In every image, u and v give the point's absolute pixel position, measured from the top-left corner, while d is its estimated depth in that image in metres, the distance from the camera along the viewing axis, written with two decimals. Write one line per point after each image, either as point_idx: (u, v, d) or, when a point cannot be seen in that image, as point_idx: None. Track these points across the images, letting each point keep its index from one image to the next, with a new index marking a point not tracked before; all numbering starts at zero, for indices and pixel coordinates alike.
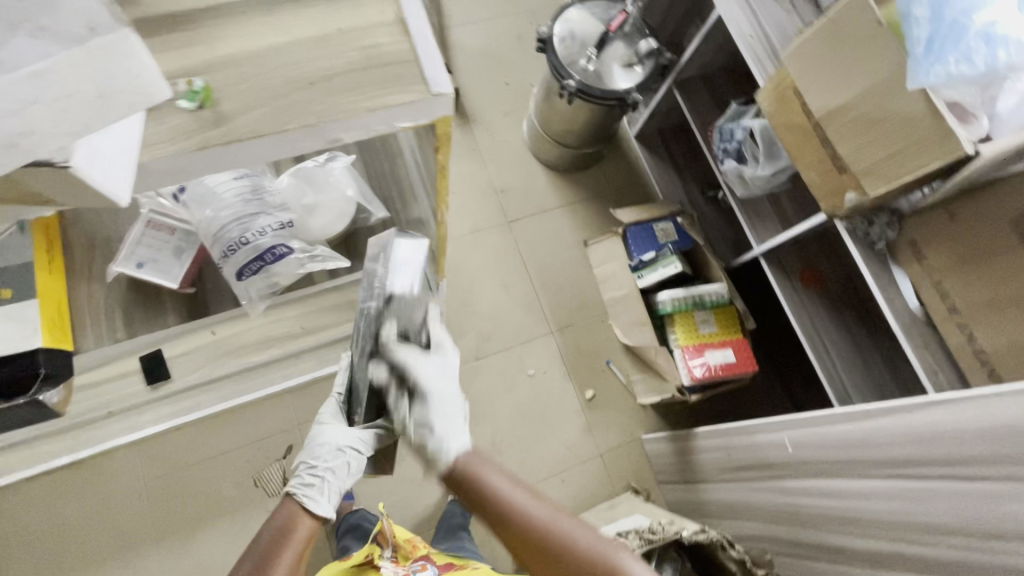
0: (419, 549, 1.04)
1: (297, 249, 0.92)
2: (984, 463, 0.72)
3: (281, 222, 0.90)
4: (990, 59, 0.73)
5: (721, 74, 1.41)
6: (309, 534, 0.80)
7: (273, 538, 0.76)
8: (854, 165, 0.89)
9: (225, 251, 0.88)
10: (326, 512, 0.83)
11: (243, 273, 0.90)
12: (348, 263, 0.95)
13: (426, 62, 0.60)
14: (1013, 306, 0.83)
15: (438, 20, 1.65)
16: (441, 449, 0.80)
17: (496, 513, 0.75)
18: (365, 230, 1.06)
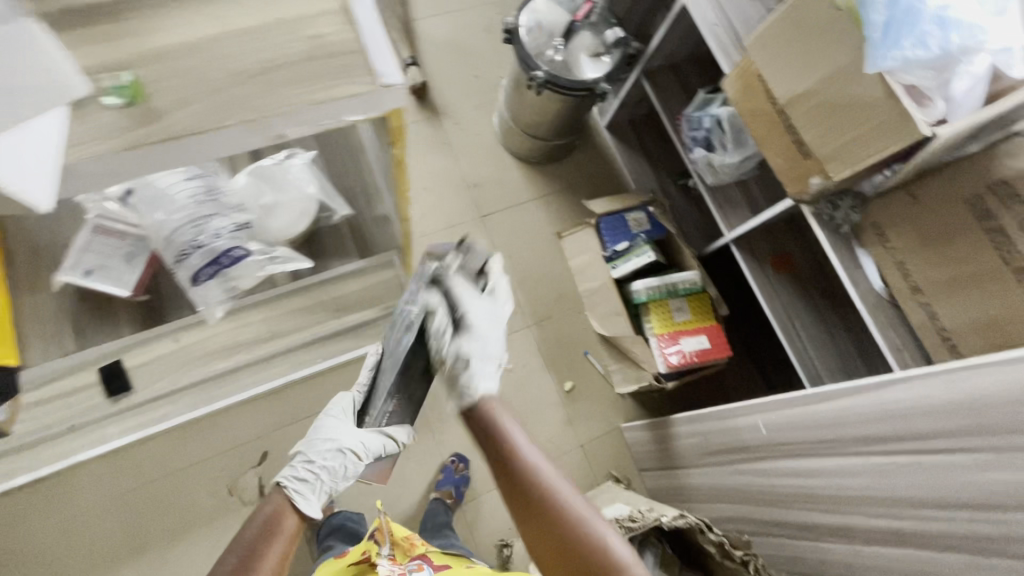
0: (417, 546, 1.00)
1: (256, 253, 0.86)
2: (950, 436, 0.74)
3: (237, 223, 0.84)
4: (944, 43, 0.76)
5: (688, 63, 1.41)
6: (295, 530, 0.78)
7: (261, 530, 0.75)
8: (819, 150, 0.90)
9: (176, 255, 0.82)
10: (314, 509, 0.82)
11: (198, 279, 0.82)
12: (310, 264, 0.92)
13: (374, 52, 0.58)
14: (970, 285, 0.85)
15: (402, 12, 1.62)
16: (470, 381, 0.76)
17: (506, 468, 0.70)
18: (329, 229, 1.07)
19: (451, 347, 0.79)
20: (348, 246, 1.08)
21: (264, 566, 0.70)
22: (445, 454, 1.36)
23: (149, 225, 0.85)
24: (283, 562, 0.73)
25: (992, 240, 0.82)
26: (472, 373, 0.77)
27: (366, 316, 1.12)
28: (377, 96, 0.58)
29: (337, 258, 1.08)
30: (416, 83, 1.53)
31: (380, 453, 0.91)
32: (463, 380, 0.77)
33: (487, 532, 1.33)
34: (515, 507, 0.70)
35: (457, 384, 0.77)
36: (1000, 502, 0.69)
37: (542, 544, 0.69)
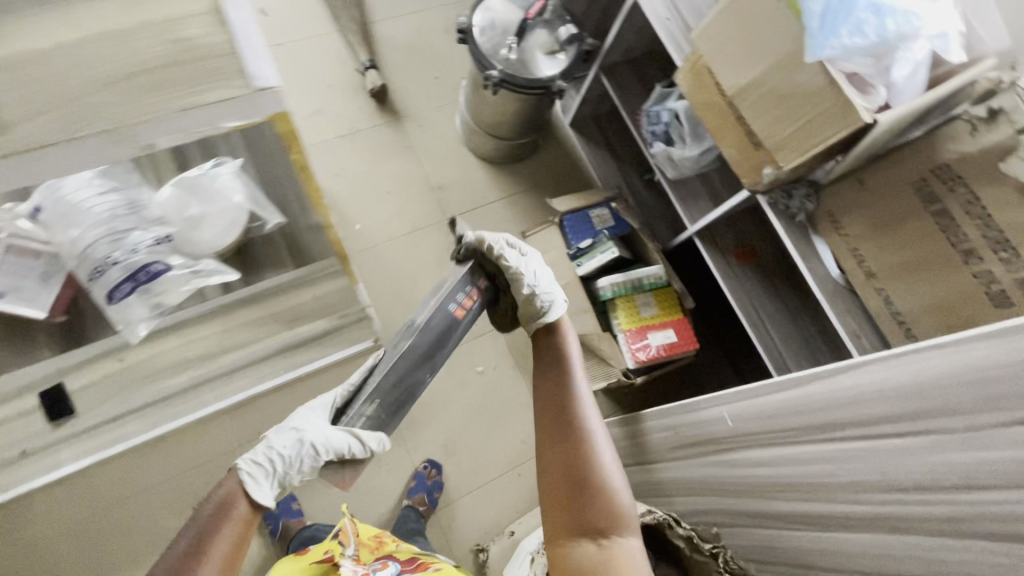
0: (386, 544, 1.01)
1: (177, 266, 0.81)
2: (905, 421, 0.75)
3: (158, 236, 0.78)
4: (879, 29, 0.77)
5: (647, 58, 1.42)
6: (249, 516, 0.73)
7: (211, 517, 0.70)
8: (767, 141, 0.90)
9: (91, 272, 0.77)
10: (263, 497, 0.73)
11: (113, 296, 0.78)
12: (237, 275, 0.89)
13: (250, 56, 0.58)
14: (921, 268, 0.86)
15: (360, 16, 1.60)
16: (551, 297, 0.86)
17: (559, 384, 0.79)
18: (261, 239, 0.98)
19: (524, 267, 0.87)
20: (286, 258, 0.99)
21: (211, 558, 0.65)
22: (418, 460, 1.34)
23: (63, 239, 0.78)
24: (234, 551, 0.68)
25: (939, 223, 0.82)
26: (550, 294, 0.86)
27: (326, 326, 1.06)
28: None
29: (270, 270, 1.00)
30: (375, 86, 1.51)
31: (343, 453, 0.78)
32: (545, 300, 0.86)
33: (462, 537, 1.32)
34: (551, 428, 0.77)
35: (543, 299, 0.86)
36: (950, 484, 0.70)
37: (557, 471, 0.73)
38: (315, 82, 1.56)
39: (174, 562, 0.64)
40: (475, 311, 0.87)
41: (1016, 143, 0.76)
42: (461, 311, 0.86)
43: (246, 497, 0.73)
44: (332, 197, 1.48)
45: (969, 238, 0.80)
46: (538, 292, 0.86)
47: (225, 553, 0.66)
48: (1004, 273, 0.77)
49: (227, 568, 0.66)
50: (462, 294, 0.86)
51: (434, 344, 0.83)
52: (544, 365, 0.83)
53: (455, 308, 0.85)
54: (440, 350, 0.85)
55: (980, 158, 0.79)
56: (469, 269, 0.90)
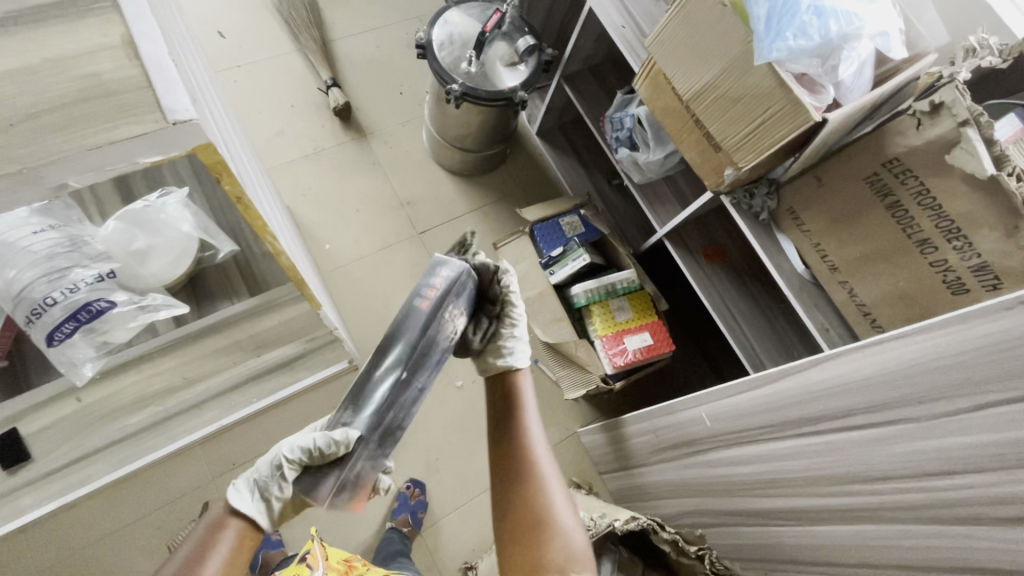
0: (354, 568, 0.98)
1: (122, 301, 0.74)
2: (869, 412, 0.75)
3: (100, 273, 0.73)
4: (823, 31, 0.79)
5: (606, 65, 1.44)
6: (242, 537, 0.67)
7: (200, 539, 0.64)
8: (725, 142, 0.92)
9: (27, 315, 0.69)
10: (245, 509, 0.68)
11: (52, 339, 0.70)
12: (188, 308, 0.81)
13: (160, 83, 0.40)
14: (881, 259, 0.87)
15: (320, 34, 1.58)
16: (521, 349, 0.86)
17: (510, 421, 0.79)
18: (213, 268, 0.95)
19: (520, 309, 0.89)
20: (237, 286, 0.96)
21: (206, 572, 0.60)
22: (401, 481, 1.32)
23: None
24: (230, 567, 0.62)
25: (894, 215, 0.84)
26: (520, 342, 0.87)
27: (291, 353, 0.99)
28: (168, 138, 0.39)
29: (223, 299, 0.95)
30: (338, 104, 1.50)
31: (308, 450, 0.69)
32: (515, 347, 0.86)
33: (450, 557, 1.30)
34: (504, 467, 0.75)
35: (516, 345, 0.86)
36: (912, 472, 0.70)
37: (514, 512, 0.72)
38: (277, 103, 1.54)
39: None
40: (443, 297, 0.78)
41: (958, 137, 0.75)
42: (428, 300, 0.78)
43: (235, 513, 0.69)
44: (300, 218, 1.45)
45: (923, 228, 0.81)
46: (516, 337, 0.87)
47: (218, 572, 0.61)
48: (958, 261, 0.78)
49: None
50: (429, 285, 0.79)
51: (404, 340, 0.76)
52: (494, 404, 0.83)
53: (419, 299, 0.78)
54: (411, 345, 0.76)
55: (927, 150, 0.79)
56: (438, 260, 0.82)
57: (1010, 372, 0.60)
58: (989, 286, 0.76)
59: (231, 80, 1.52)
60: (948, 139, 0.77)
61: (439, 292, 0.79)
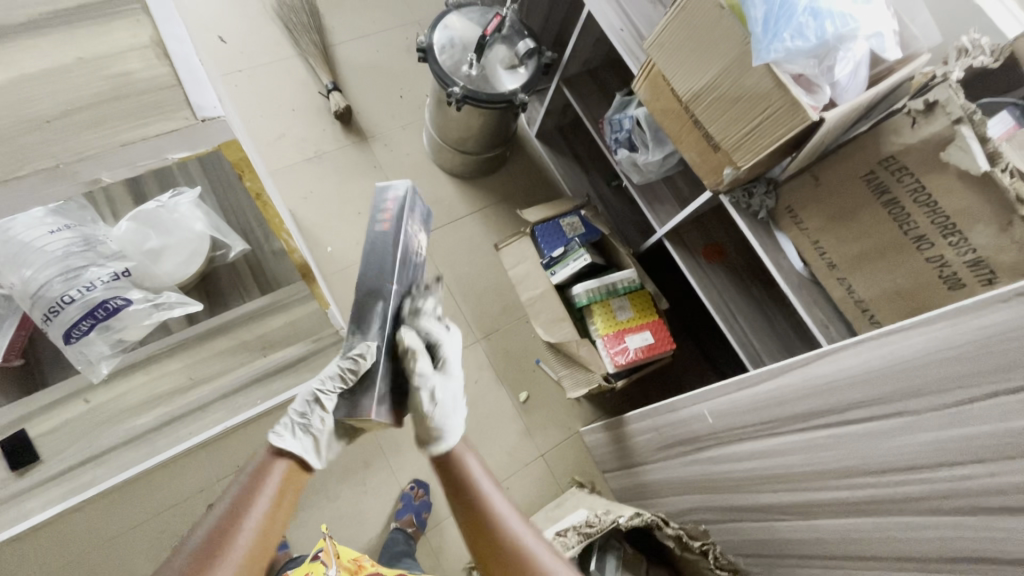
0: (364, 568, 0.99)
1: (137, 299, 0.76)
2: (869, 405, 0.76)
3: (115, 270, 0.75)
4: (819, 32, 0.80)
5: (605, 68, 1.45)
6: (288, 476, 0.70)
7: (246, 486, 0.66)
8: (724, 142, 0.93)
9: (44, 313, 0.70)
10: (292, 451, 0.72)
11: (70, 336, 0.71)
12: (202, 305, 0.81)
13: (191, 85, 0.55)
14: (878, 256, 0.89)
15: (320, 39, 1.60)
16: (442, 429, 0.79)
17: (472, 512, 0.73)
18: (224, 267, 1.01)
19: (431, 390, 0.79)
20: (248, 285, 1.02)
21: (246, 523, 0.62)
22: (404, 481, 1.33)
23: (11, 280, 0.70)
24: (273, 515, 0.65)
25: (892, 212, 0.86)
26: (447, 422, 0.79)
27: (295, 354, 0.95)
28: (198, 131, 0.54)
29: (234, 296, 1.01)
30: (339, 107, 1.51)
31: (341, 376, 0.76)
32: (439, 428, 0.79)
33: (453, 557, 1.30)
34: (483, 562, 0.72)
35: (436, 427, 0.79)
36: (912, 464, 0.71)
37: None
38: (279, 107, 1.55)
39: (203, 539, 0.60)
40: (401, 214, 0.81)
41: (953, 135, 0.77)
42: (388, 220, 0.81)
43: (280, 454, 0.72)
44: (302, 221, 1.46)
45: (919, 224, 0.82)
46: (436, 419, 0.79)
47: (264, 516, 0.64)
48: (954, 257, 0.79)
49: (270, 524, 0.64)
50: (384, 205, 0.82)
51: (380, 262, 0.79)
52: (449, 497, 0.76)
53: (380, 223, 0.81)
54: (382, 266, 0.79)
55: (922, 148, 0.81)
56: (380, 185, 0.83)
57: (1008, 363, 0.61)
58: (985, 281, 0.77)
59: (234, 85, 1.54)
60: (943, 137, 0.78)
61: (395, 211, 0.82)
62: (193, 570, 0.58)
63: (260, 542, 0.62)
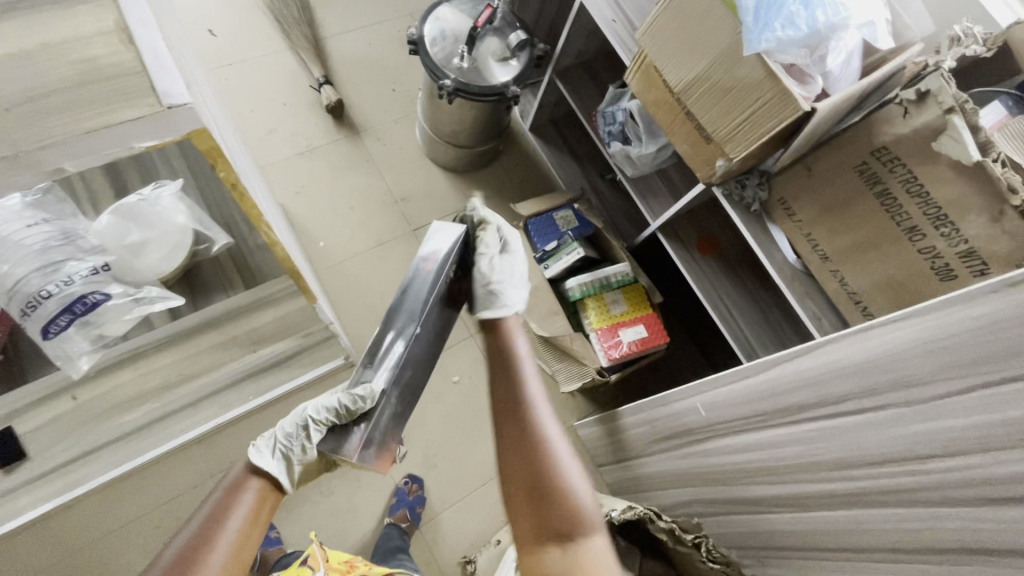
0: (356, 568, 0.99)
1: (117, 294, 0.75)
2: (861, 397, 0.76)
3: (94, 266, 0.72)
4: (810, 21, 0.80)
5: (598, 61, 1.44)
6: (263, 493, 0.72)
7: (221, 501, 0.69)
8: (717, 133, 0.93)
9: (22, 307, 0.68)
10: (266, 469, 0.74)
11: (48, 331, 0.70)
12: (184, 300, 0.82)
13: (156, 72, 0.52)
14: (871, 247, 0.88)
15: (311, 31, 1.58)
16: (502, 298, 0.83)
17: (508, 383, 0.76)
18: (209, 261, 0.91)
19: (492, 260, 0.85)
20: (233, 280, 0.92)
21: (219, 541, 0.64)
22: (398, 476, 1.32)
23: None
24: (246, 534, 0.66)
25: (884, 203, 0.85)
26: (507, 288, 0.84)
27: (285, 349, 1.00)
28: (164, 118, 0.51)
29: (222, 292, 0.92)
30: (331, 101, 1.50)
31: (336, 410, 0.76)
32: (498, 296, 0.84)
33: (447, 551, 1.30)
34: (524, 500, 0.70)
35: (495, 293, 0.84)
36: (903, 455, 0.71)
37: (518, 474, 0.71)
38: (270, 101, 1.54)
39: (181, 549, 0.63)
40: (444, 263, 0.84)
41: (945, 124, 0.76)
42: (433, 262, 0.84)
43: (256, 471, 0.74)
44: (294, 216, 1.45)
45: (911, 215, 0.82)
46: (496, 284, 0.84)
47: (235, 535, 0.65)
48: (946, 247, 0.79)
49: (241, 544, 0.65)
50: (432, 247, 0.85)
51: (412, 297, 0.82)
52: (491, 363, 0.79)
53: (425, 262, 0.84)
54: (413, 314, 0.81)
55: (914, 138, 0.80)
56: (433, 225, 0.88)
57: (999, 353, 0.61)
58: (976, 272, 0.77)
59: (224, 78, 1.52)
60: (934, 127, 0.78)
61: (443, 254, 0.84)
62: None
63: (237, 556, 0.64)
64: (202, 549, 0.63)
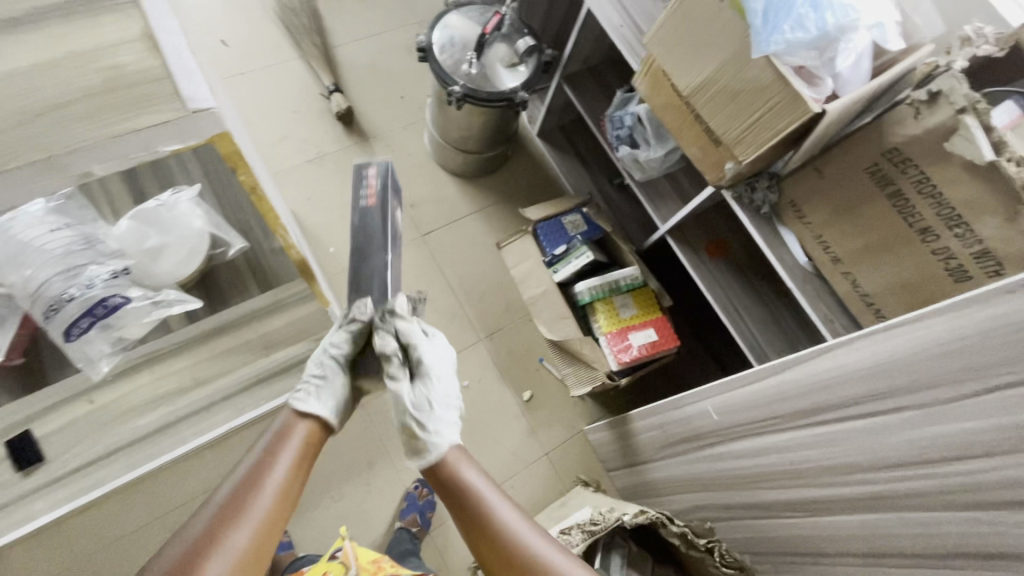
0: (384, 569, 0.98)
1: (137, 297, 0.76)
2: (875, 399, 0.75)
3: (115, 269, 0.74)
4: (820, 23, 0.80)
5: (606, 65, 1.45)
6: (309, 435, 0.73)
7: (270, 446, 0.69)
8: (726, 136, 0.93)
9: (45, 311, 0.70)
10: (316, 411, 0.75)
11: (70, 334, 0.72)
12: (201, 304, 0.82)
13: (181, 80, 0.63)
14: (884, 249, 0.88)
15: (321, 40, 1.60)
16: (429, 441, 0.77)
17: (477, 525, 0.71)
18: (225, 265, 0.96)
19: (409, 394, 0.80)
20: (248, 284, 0.96)
21: (267, 485, 0.64)
22: (408, 481, 1.33)
23: (11, 278, 0.72)
24: (292, 479, 0.67)
25: (895, 204, 0.85)
26: (435, 423, 0.79)
27: (298, 353, 0.96)
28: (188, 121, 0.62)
29: (236, 295, 0.96)
30: (341, 108, 1.52)
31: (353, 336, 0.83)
32: (428, 436, 0.78)
33: (457, 556, 1.30)
34: None
35: (420, 434, 0.78)
36: (920, 459, 0.70)
37: None
38: (281, 109, 1.56)
39: (228, 495, 0.63)
40: (385, 191, 0.83)
41: (957, 124, 0.76)
42: (372, 198, 0.83)
43: (303, 415, 0.74)
44: (305, 222, 1.47)
45: (924, 216, 0.82)
46: (421, 424, 0.78)
47: (283, 479, 0.66)
48: (959, 248, 0.79)
49: (288, 488, 0.66)
50: (367, 185, 0.83)
51: (373, 241, 0.81)
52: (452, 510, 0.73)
53: (365, 200, 0.82)
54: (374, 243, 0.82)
55: (925, 139, 0.80)
56: (363, 162, 0.84)
57: (1016, 355, 0.60)
58: (992, 273, 0.76)
59: (235, 88, 1.55)
60: (946, 127, 0.77)
61: (379, 187, 0.83)
62: (209, 536, 0.59)
63: (283, 499, 0.65)
64: (250, 494, 0.63)
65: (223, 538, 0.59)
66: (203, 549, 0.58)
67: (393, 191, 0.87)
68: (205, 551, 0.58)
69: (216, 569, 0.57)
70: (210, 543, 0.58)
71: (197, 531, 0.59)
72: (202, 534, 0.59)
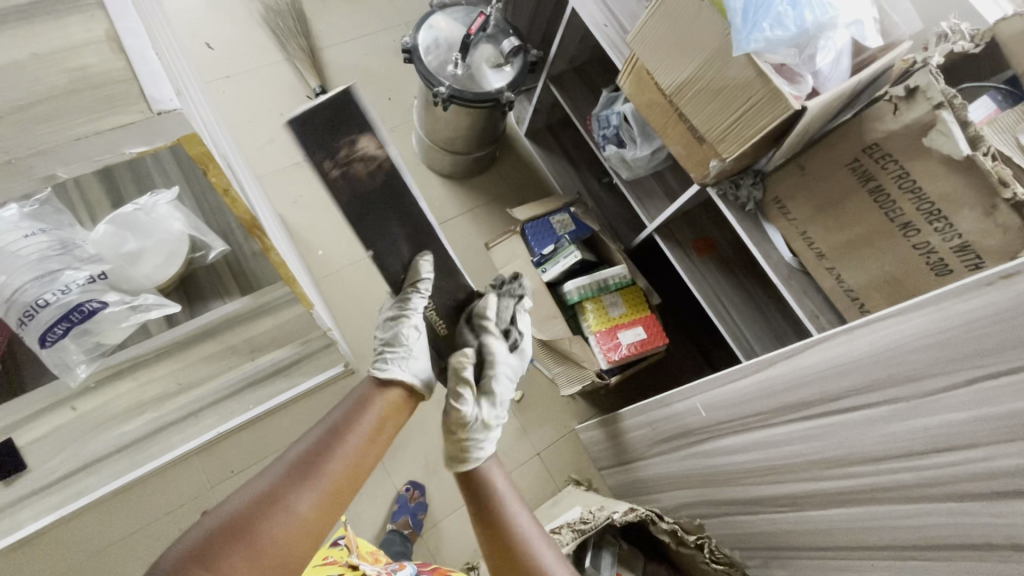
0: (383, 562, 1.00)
1: (113, 302, 0.78)
2: (859, 394, 0.76)
3: (91, 275, 0.76)
4: (798, 21, 0.80)
5: (592, 65, 1.45)
6: (388, 409, 0.76)
7: (348, 412, 0.73)
8: (708, 134, 0.93)
9: (19, 318, 0.72)
10: (398, 378, 0.78)
11: (45, 341, 0.74)
12: (179, 306, 0.85)
13: (145, 78, 0.52)
14: (866, 244, 0.89)
15: (307, 43, 1.60)
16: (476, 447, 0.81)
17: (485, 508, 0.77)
18: (204, 269, 0.97)
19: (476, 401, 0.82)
20: (228, 285, 0.98)
21: (337, 453, 0.68)
22: (399, 484, 1.32)
23: None
24: (365, 448, 0.70)
25: (877, 200, 0.85)
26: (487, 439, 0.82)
27: (288, 356, 1.02)
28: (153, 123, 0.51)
29: (215, 298, 0.97)
30: None
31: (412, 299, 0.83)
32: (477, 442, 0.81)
33: (448, 557, 1.30)
34: None
35: (471, 437, 0.81)
36: (902, 452, 0.71)
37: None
38: (267, 111, 1.55)
39: (301, 456, 0.67)
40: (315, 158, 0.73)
41: (934, 119, 0.76)
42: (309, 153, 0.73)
43: (381, 390, 0.77)
44: (292, 225, 1.46)
45: (904, 211, 0.82)
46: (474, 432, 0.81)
47: (356, 447, 0.69)
48: (940, 242, 0.79)
49: (362, 455, 0.70)
50: None
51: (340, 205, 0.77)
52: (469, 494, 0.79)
53: None
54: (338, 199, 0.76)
55: (905, 135, 0.81)
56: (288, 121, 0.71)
57: (996, 345, 0.61)
58: (972, 266, 0.77)
59: (220, 90, 1.53)
60: (924, 123, 0.78)
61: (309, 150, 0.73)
62: (275, 494, 0.62)
63: (357, 465, 0.69)
64: (321, 461, 0.66)
65: (287, 494, 0.63)
66: (265, 505, 0.61)
67: (336, 134, 0.73)
68: (272, 504, 0.61)
69: (276, 526, 0.60)
70: (279, 494, 0.63)
71: (263, 488, 0.63)
72: (271, 487, 0.63)
